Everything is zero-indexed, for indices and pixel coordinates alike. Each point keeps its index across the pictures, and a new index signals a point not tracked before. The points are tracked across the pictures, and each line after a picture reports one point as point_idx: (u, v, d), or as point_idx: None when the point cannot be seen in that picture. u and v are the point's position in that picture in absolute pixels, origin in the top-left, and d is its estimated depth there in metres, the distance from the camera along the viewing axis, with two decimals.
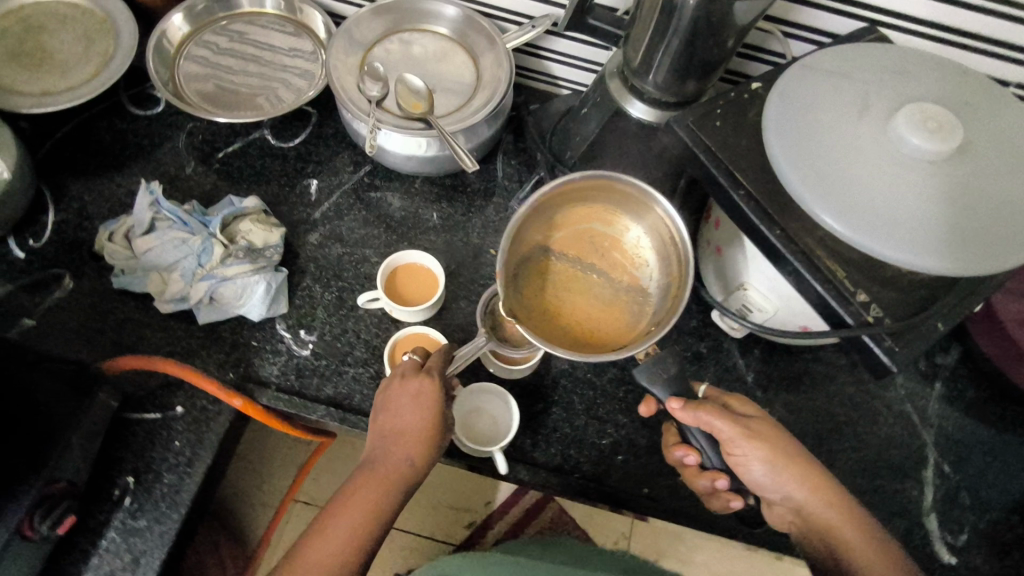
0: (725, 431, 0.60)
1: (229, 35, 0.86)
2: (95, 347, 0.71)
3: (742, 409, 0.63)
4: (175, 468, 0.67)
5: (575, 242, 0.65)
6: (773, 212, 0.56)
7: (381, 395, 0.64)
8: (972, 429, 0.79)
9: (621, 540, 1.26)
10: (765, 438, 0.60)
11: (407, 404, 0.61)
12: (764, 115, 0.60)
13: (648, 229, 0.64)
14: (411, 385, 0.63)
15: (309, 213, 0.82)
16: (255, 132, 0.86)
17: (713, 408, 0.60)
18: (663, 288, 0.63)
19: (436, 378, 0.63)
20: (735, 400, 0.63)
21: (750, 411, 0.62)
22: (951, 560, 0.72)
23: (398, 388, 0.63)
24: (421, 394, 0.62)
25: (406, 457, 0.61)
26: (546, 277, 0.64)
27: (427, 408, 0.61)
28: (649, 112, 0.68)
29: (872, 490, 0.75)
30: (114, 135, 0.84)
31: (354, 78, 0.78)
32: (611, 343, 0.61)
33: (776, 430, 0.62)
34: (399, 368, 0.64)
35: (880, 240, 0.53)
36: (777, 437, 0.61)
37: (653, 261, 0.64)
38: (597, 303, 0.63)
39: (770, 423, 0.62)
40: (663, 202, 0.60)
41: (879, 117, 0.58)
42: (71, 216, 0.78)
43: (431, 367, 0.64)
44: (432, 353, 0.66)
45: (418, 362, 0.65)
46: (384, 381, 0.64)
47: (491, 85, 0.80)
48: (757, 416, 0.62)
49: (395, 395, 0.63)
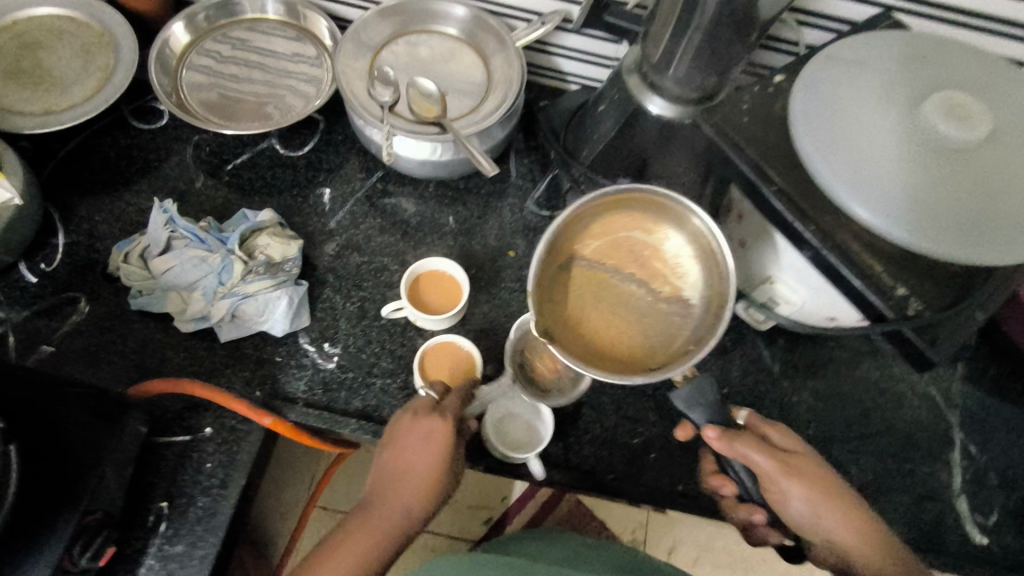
0: (761, 462, 0.59)
1: (231, 43, 0.84)
2: (118, 371, 0.71)
3: (781, 441, 0.62)
4: (209, 490, 0.67)
5: (613, 251, 0.64)
6: (807, 207, 0.55)
7: (391, 433, 0.64)
8: (997, 409, 0.79)
9: (638, 530, 1.26)
10: (801, 471, 0.59)
11: (418, 442, 0.62)
12: (790, 105, 0.58)
13: (689, 238, 0.63)
14: (421, 425, 0.63)
15: (324, 223, 0.81)
16: (263, 142, 0.84)
17: (750, 438, 0.60)
18: (704, 299, 0.61)
19: (448, 419, 0.63)
20: (776, 431, 0.63)
21: (790, 443, 0.62)
22: (982, 539, 0.74)
23: (409, 424, 0.63)
24: (432, 433, 0.62)
25: (405, 507, 0.61)
26: (582, 291, 0.63)
27: (435, 450, 0.62)
28: (669, 108, 0.67)
29: (901, 475, 0.76)
30: (119, 152, 0.82)
31: (363, 83, 0.76)
32: (649, 361, 0.61)
33: (814, 464, 0.61)
34: (412, 406, 0.65)
35: (917, 234, 0.52)
36: (815, 471, 0.60)
37: (694, 271, 0.63)
38: (634, 317, 0.62)
39: (809, 455, 0.62)
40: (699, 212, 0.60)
41: (908, 105, 0.56)
42: (81, 238, 0.77)
43: (445, 408, 0.65)
44: (452, 389, 0.68)
45: (432, 402, 0.65)
46: (397, 415, 0.65)
47: (504, 85, 0.78)
48: (795, 449, 0.61)
49: (404, 433, 0.63)
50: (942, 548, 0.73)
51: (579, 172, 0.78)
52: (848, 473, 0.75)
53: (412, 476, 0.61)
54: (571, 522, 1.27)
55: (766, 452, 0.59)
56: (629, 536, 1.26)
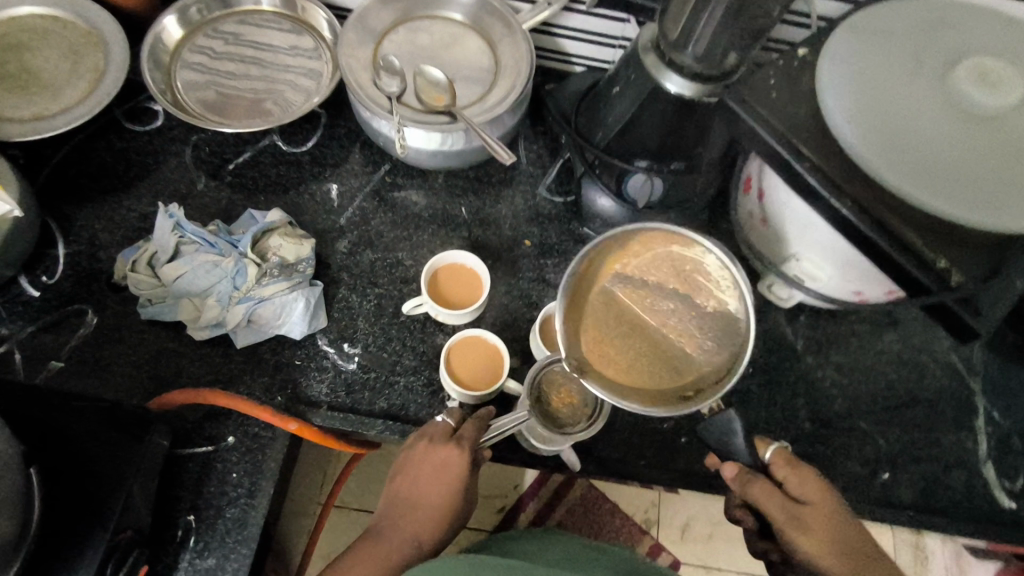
0: (768, 509, 0.57)
1: (225, 37, 0.81)
2: (132, 383, 0.68)
3: (801, 489, 0.58)
4: (237, 500, 0.65)
5: (653, 269, 0.61)
6: (844, 182, 0.54)
7: (405, 458, 0.64)
8: (1017, 373, 0.80)
9: (652, 509, 1.26)
10: (814, 522, 0.56)
11: (430, 469, 0.62)
12: (819, 79, 0.56)
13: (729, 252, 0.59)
14: (437, 453, 0.62)
15: (334, 220, 0.79)
16: (264, 139, 0.82)
17: (758, 483, 0.58)
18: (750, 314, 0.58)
19: (463, 449, 0.62)
20: (797, 474, 0.58)
21: (811, 490, 0.57)
22: (1010, 504, 0.74)
23: (424, 451, 0.63)
24: (447, 464, 0.61)
25: (412, 538, 0.61)
26: (610, 321, 0.60)
27: (448, 482, 0.61)
28: (689, 87, 0.64)
29: (928, 444, 0.76)
30: (114, 155, 0.79)
31: (368, 74, 0.74)
32: (681, 392, 0.58)
33: (834, 513, 0.57)
34: (429, 432, 0.64)
35: (956, 204, 0.51)
36: (831, 521, 0.56)
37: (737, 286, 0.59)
38: (664, 347, 0.59)
39: (832, 502, 0.58)
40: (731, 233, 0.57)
41: (936, 74, 0.56)
42: (83, 247, 0.74)
43: (462, 436, 0.63)
44: (472, 417, 0.66)
45: (450, 428, 0.64)
46: (413, 439, 0.65)
47: (512, 70, 0.76)
48: (816, 496, 0.57)
49: (417, 462, 0.63)
50: (971, 514, 0.74)
51: (592, 155, 0.76)
52: (876, 446, 0.76)
53: (422, 506, 0.62)
54: (585, 506, 1.25)
55: (775, 499, 0.57)
56: (642, 516, 1.26)
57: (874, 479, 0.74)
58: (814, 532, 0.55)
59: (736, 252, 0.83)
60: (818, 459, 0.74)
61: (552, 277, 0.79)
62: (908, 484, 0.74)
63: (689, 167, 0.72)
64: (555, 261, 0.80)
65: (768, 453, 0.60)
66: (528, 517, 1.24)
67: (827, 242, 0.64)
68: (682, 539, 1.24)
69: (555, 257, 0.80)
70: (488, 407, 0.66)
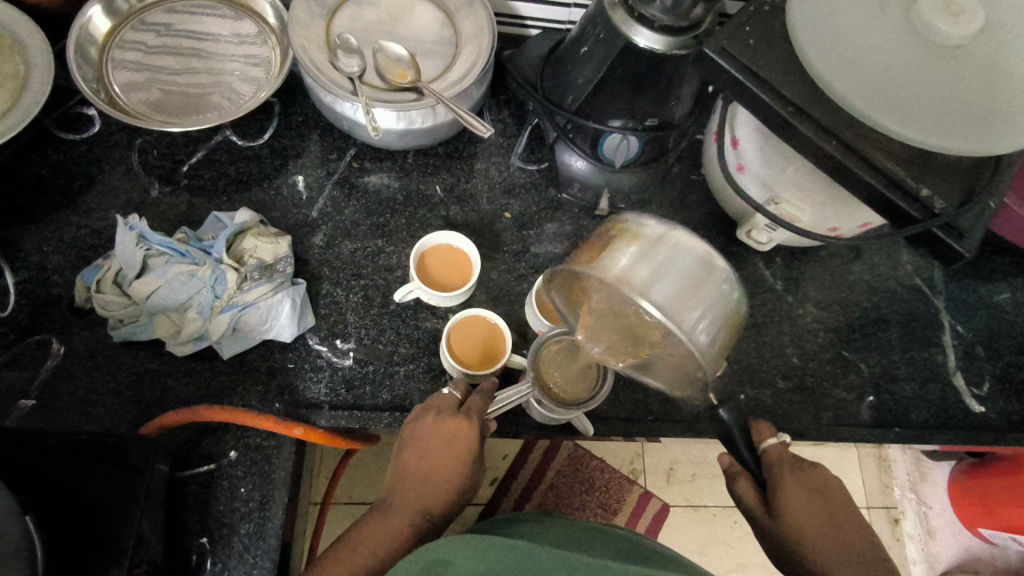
0: (745, 501, 0.60)
1: (157, 28, 0.74)
2: (117, 411, 0.65)
3: (782, 483, 0.58)
4: (250, 515, 0.64)
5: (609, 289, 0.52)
6: (827, 122, 0.55)
7: (411, 432, 0.62)
8: (972, 288, 0.86)
9: (637, 459, 1.29)
10: (785, 507, 0.57)
11: (438, 445, 0.60)
12: (792, 22, 0.56)
13: (676, 264, 0.52)
14: (447, 427, 0.61)
15: (305, 214, 0.75)
16: (215, 136, 0.77)
17: (742, 477, 0.61)
18: (703, 326, 0.51)
19: (472, 422, 0.61)
20: (780, 465, 0.60)
21: (786, 481, 0.58)
22: (980, 408, 0.80)
23: (433, 425, 0.61)
24: (456, 438, 0.60)
25: (423, 511, 0.58)
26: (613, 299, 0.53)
27: (459, 456, 0.60)
28: (659, 40, 0.62)
29: (903, 363, 0.81)
30: (51, 170, 0.73)
31: (324, 55, 0.70)
32: (688, 371, 0.54)
33: (814, 501, 0.57)
34: (435, 406, 0.63)
35: (936, 132, 0.53)
36: (808, 507, 0.57)
37: (699, 289, 0.51)
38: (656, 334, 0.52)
39: (813, 492, 0.58)
40: (644, 281, 0.51)
41: (901, 8, 0.57)
42: (34, 273, 0.69)
43: (470, 409, 0.62)
44: (478, 389, 0.65)
45: (458, 401, 0.63)
46: (419, 413, 0.63)
47: (473, 39, 0.73)
48: (796, 486, 0.58)
49: (426, 435, 0.61)
50: (948, 422, 0.79)
51: (564, 120, 0.74)
52: (858, 371, 0.80)
53: (435, 478, 0.59)
54: (574, 466, 1.27)
55: (752, 491, 0.60)
56: (629, 466, 1.29)
57: (860, 402, 0.78)
58: (777, 517, 0.57)
59: (710, 203, 0.84)
60: (808, 390, 0.78)
61: (536, 247, 0.79)
62: (890, 402, 0.79)
63: (663, 123, 0.72)
64: (535, 231, 0.79)
65: (762, 446, 0.63)
66: (521, 485, 1.25)
67: (804, 183, 0.66)
68: (668, 484, 1.29)
69: (535, 227, 0.80)
70: (489, 379, 0.66)
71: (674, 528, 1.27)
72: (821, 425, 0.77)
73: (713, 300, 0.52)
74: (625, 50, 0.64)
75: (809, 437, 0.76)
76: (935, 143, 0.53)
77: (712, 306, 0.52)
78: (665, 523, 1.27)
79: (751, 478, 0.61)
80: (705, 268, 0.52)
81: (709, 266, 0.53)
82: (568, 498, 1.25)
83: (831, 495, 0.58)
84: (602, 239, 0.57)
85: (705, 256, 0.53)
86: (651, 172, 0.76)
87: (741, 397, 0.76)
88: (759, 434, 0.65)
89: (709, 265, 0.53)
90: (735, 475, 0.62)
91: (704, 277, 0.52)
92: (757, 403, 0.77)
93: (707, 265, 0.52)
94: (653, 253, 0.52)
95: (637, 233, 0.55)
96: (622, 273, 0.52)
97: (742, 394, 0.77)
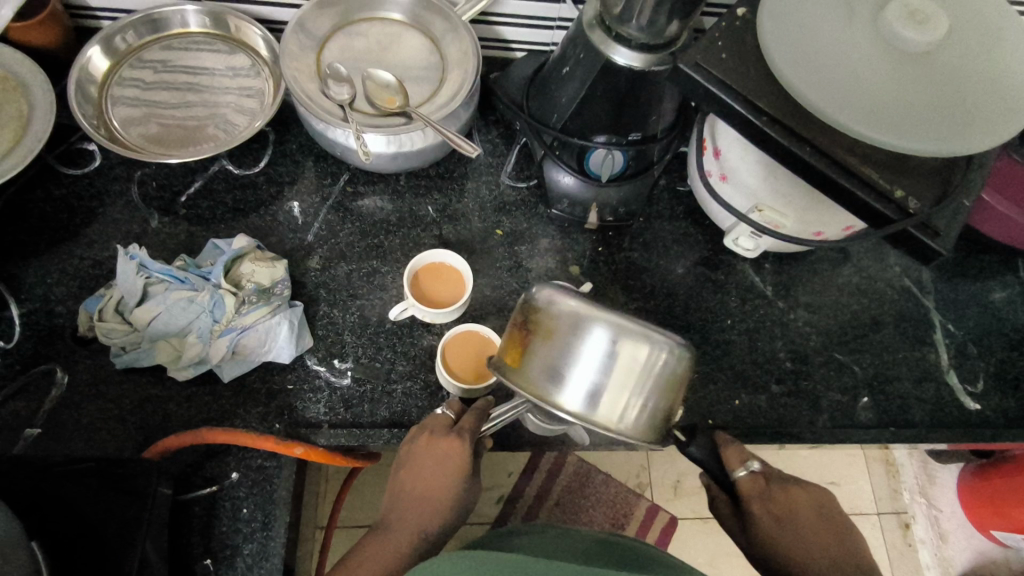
0: (725, 522, 0.64)
1: (154, 65, 0.77)
2: (121, 437, 0.66)
3: (753, 511, 0.60)
4: (252, 536, 0.65)
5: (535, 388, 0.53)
6: (801, 129, 0.57)
7: (407, 452, 0.63)
8: (961, 287, 0.87)
9: (643, 472, 1.29)
10: (757, 533, 0.60)
11: (432, 465, 0.61)
12: (763, 34, 0.58)
13: (598, 358, 0.51)
14: (440, 446, 0.62)
15: (301, 238, 0.77)
16: (213, 165, 0.79)
17: (718, 497, 0.65)
18: (628, 417, 0.52)
19: (463, 440, 0.61)
20: (749, 498, 0.61)
21: (754, 515, 0.60)
22: (975, 406, 0.81)
23: (426, 444, 0.62)
24: (450, 455, 0.61)
25: (420, 530, 0.59)
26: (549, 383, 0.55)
27: (454, 473, 0.61)
28: (637, 58, 0.65)
29: (896, 364, 0.82)
30: (54, 204, 0.75)
31: (315, 84, 0.72)
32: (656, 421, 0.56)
33: (786, 525, 0.59)
34: (429, 425, 0.64)
35: (907, 135, 0.55)
36: (778, 530, 0.59)
37: (625, 380, 0.51)
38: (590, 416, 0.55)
39: (780, 521, 0.60)
40: (559, 396, 0.52)
41: (867, 18, 0.60)
42: (38, 305, 0.71)
43: (463, 428, 0.63)
44: (472, 407, 0.65)
45: (451, 419, 0.64)
46: (413, 433, 0.64)
47: (459, 63, 0.76)
48: (763, 516, 0.60)
49: (419, 455, 0.62)
50: (944, 420, 0.80)
51: (551, 138, 0.76)
52: (851, 373, 0.81)
53: (432, 495, 0.61)
54: (580, 481, 1.27)
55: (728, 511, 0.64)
56: (635, 480, 1.29)
57: (855, 404, 0.79)
58: (754, 547, 0.60)
59: (697, 212, 0.86)
60: (802, 394, 0.79)
61: (528, 262, 0.80)
62: (884, 401, 0.80)
63: (646, 137, 0.74)
64: (526, 246, 0.81)
65: (733, 474, 0.63)
66: (527, 502, 1.25)
67: (785, 189, 0.68)
68: (674, 496, 1.29)
69: (526, 242, 0.81)
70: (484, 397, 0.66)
71: (682, 541, 1.27)
72: (818, 427, 0.77)
73: (645, 378, 0.52)
74: (604, 68, 0.67)
75: (806, 438, 0.77)
76: (906, 146, 0.54)
77: (646, 383, 0.52)
78: (673, 536, 1.26)
79: (728, 498, 0.64)
80: (634, 352, 0.51)
81: (636, 345, 0.51)
82: (574, 513, 1.25)
83: (801, 515, 0.60)
84: (522, 327, 0.55)
85: (630, 335, 0.51)
86: (637, 185, 0.78)
87: (736, 402, 0.77)
88: (728, 459, 0.64)
89: (637, 346, 0.51)
90: (716, 497, 0.65)
91: (631, 359, 0.51)
92: (752, 407, 0.77)
93: (633, 347, 0.51)
94: (570, 360, 0.52)
95: (554, 327, 0.53)
96: (544, 385, 0.53)
97: (736, 400, 0.77)
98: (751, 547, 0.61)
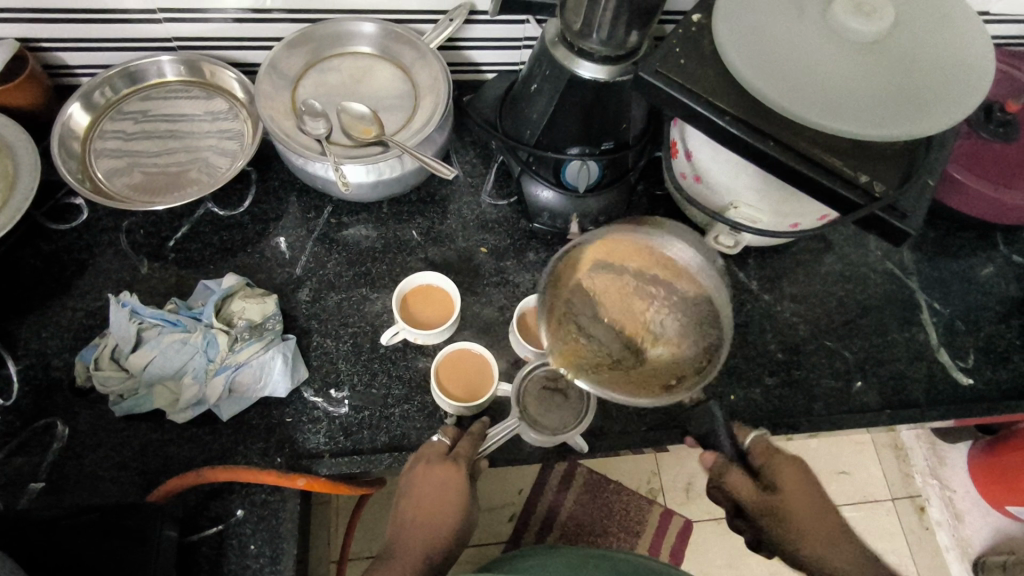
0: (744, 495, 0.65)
1: (134, 116, 0.79)
2: (125, 483, 0.67)
3: (779, 472, 0.66)
4: (261, 571, 0.65)
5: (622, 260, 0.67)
6: (762, 125, 0.59)
7: (404, 483, 0.64)
8: (943, 265, 0.89)
9: (653, 478, 1.29)
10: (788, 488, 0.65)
11: (429, 492, 0.63)
12: (718, 39, 0.60)
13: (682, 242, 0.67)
14: (437, 473, 0.63)
15: (289, 272, 0.78)
16: (198, 209, 0.81)
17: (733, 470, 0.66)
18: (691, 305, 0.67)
19: (460, 466, 0.63)
20: (774, 456, 0.67)
21: (783, 468, 0.66)
22: (968, 381, 0.81)
23: (423, 472, 0.63)
24: (446, 481, 0.63)
25: (424, 556, 0.61)
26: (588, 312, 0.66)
27: (451, 497, 0.62)
28: (602, 70, 0.66)
29: (886, 346, 0.83)
30: (45, 260, 0.76)
31: (291, 121, 0.74)
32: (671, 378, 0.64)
33: (807, 480, 0.66)
34: (424, 454, 0.65)
35: (865, 122, 0.56)
36: (805, 484, 0.65)
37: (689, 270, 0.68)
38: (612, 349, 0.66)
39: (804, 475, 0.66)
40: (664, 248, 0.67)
41: (816, 14, 0.62)
42: (35, 360, 0.71)
43: (458, 454, 0.64)
44: (466, 432, 0.67)
45: (446, 445, 0.65)
46: (410, 463, 0.65)
47: (431, 89, 0.78)
48: (791, 470, 0.66)
49: (417, 483, 0.63)
50: (940, 398, 0.80)
51: (525, 154, 0.77)
52: (843, 359, 0.81)
53: (433, 522, 0.62)
54: (591, 492, 1.27)
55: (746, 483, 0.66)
56: (645, 486, 1.28)
57: (849, 389, 0.80)
58: (774, 505, 0.64)
59: (677, 214, 0.88)
60: (796, 383, 0.79)
61: (515, 277, 0.81)
62: (877, 384, 0.80)
63: (618, 145, 0.76)
64: (512, 262, 0.82)
65: (750, 438, 0.69)
66: (539, 518, 1.24)
67: (757, 185, 0.69)
68: (687, 499, 1.28)
69: (512, 258, 0.82)
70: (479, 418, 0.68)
71: (698, 543, 1.26)
72: (816, 415, 0.78)
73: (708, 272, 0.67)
74: (570, 83, 0.68)
75: (806, 428, 0.77)
76: (865, 133, 0.56)
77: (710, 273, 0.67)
78: (689, 539, 1.26)
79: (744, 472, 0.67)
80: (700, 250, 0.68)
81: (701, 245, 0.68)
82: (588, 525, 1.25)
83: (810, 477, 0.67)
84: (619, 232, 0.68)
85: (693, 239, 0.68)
86: (614, 192, 0.80)
87: (732, 398, 0.78)
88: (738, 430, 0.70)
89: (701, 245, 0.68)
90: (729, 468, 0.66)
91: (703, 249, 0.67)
92: (748, 400, 0.78)
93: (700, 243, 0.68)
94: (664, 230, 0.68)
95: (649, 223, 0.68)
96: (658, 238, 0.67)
97: (731, 395, 0.78)
98: (766, 509, 0.65)
